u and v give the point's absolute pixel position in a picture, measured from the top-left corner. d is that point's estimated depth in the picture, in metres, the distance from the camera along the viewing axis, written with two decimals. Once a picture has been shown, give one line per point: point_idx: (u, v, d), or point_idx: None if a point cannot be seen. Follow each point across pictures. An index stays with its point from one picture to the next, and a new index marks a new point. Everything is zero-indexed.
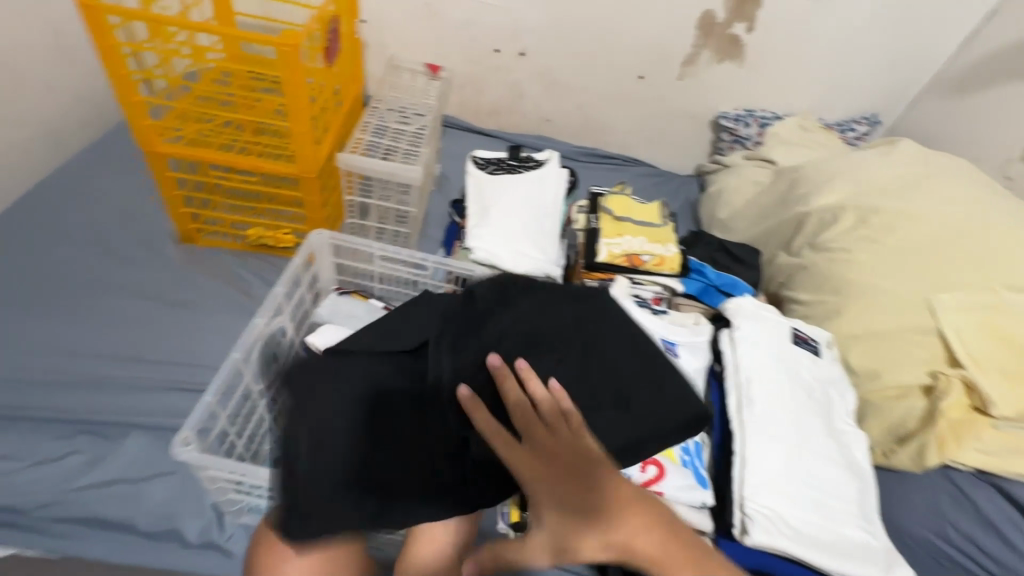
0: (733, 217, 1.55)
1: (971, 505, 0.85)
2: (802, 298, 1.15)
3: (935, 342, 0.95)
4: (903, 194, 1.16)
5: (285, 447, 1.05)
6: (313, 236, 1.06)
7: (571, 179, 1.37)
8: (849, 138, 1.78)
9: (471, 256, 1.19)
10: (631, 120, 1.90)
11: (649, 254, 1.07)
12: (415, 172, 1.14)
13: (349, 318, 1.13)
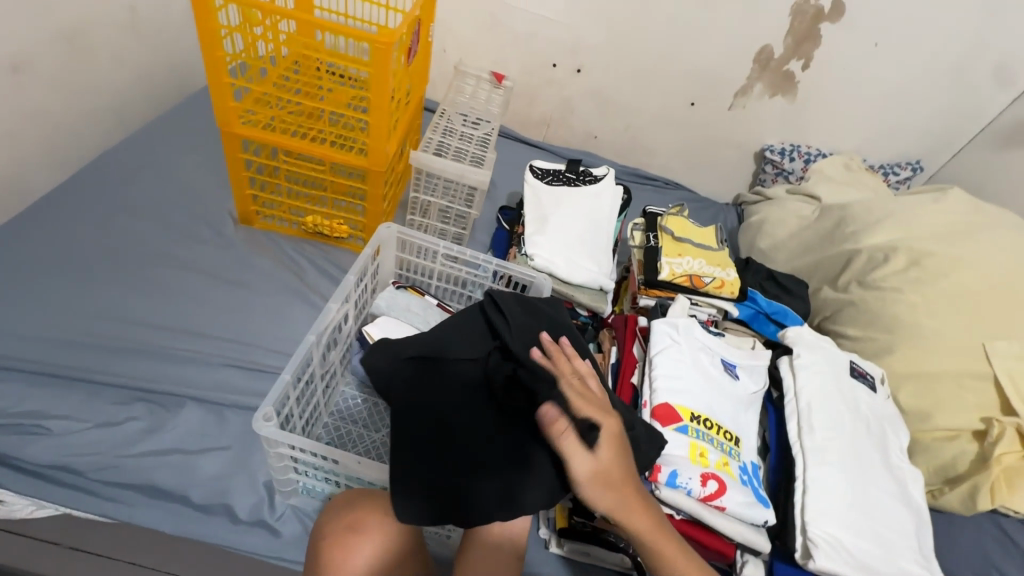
0: (775, 248, 1.57)
1: (1014, 549, 0.88)
2: (849, 333, 1.17)
3: (991, 386, 0.97)
4: (956, 240, 1.18)
5: (334, 434, 1.06)
6: (383, 229, 1.09)
7: (625, 196, 1.40)
8: (891, 181, 1.80)
9: (530, 262, 1.21)
10: (676, 144, 1.93)
11: (710, 276, 1.08)
12: (483, 176, 1.16)
13: (405, 312, 1.15)
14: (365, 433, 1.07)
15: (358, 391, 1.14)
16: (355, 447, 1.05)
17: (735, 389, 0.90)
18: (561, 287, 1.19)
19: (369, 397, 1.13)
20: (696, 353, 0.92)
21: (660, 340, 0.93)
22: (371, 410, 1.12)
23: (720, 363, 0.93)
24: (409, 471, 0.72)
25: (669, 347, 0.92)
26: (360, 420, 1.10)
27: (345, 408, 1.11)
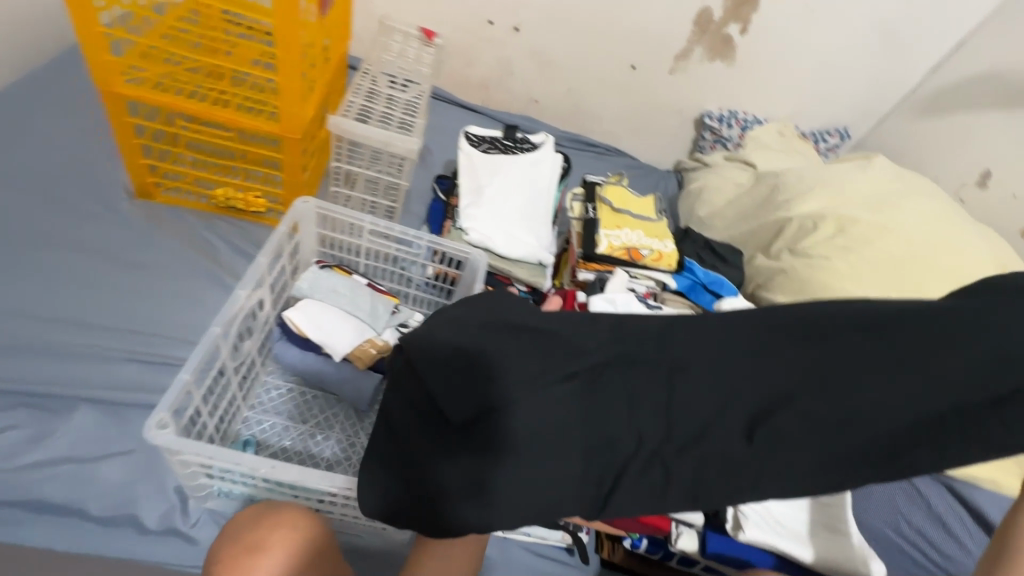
0: (713, 216, 1.58)
1: (923, 501, 0.95)
2: (780, 301, 1.19)
3: None
4: (879, 208, 1.22)
5: (255, 428, 0.99)
6: (299, 204, 0.99)
7: (565, 165, 1.35)
8: (821, 149, 1.84)
9: (464, 237, 1.15)
10: (618, 110, 1.89)
11: (647, 249, 1.06)
12: (411, 144, 1.07)
13: (331, 294, 1.08)
14: (291, 425, 1.01)
15: (282, 380, 1.06)
16: (280, 441, 0.99)
17: None
18: (497, 262, 1.14)
19: (294, 386, 1.06)
20: None
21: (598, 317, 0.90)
22: (297, 401, 1.05)
23: None
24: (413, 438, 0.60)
25: None
26: (284, 412, 1.03)
27: (268, 399, 1.03)
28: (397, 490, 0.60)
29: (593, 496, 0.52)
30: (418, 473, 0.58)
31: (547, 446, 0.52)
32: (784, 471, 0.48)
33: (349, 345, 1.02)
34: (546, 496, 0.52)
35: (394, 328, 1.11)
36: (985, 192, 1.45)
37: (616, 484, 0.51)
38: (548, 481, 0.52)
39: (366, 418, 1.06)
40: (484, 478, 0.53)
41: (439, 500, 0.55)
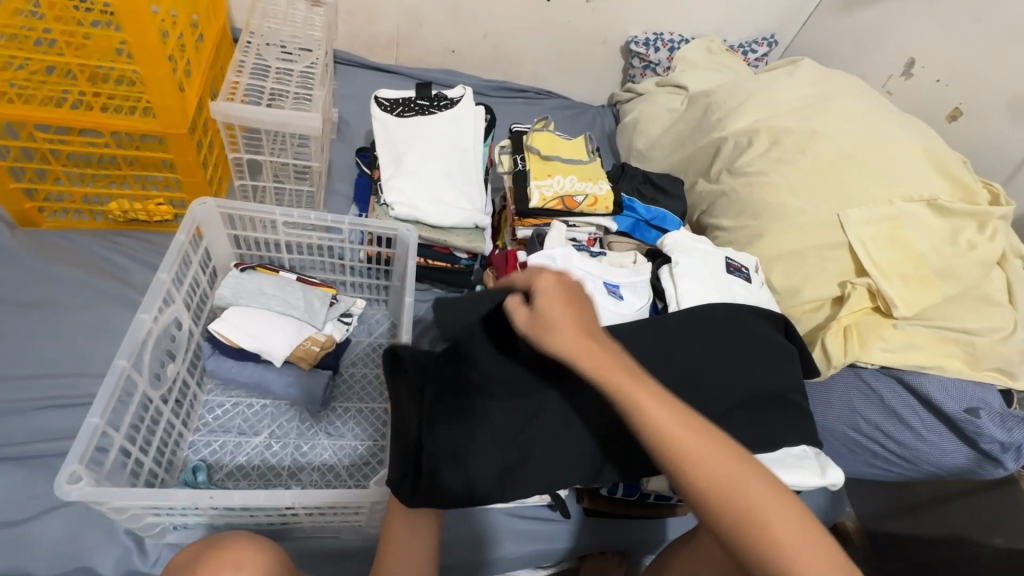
0: (650, 147, 1.55)
1: (874, 395, 0.95)
2: (724, 224, 1.17)
3: (847, 255, 1.01)
4: (811, 113, 1.19)
5: (204, 451, 0.93)
6: (196, 205, 0.92)
7: (488, 116, 1.27)
8: (751, 60, 1.79)
9: (391, 212, 1.08)
10: (542, 49, 1.80)
11: (582, 194, 1.01)
12: (310, 120, 0.97)
13: (258, 296, 1.01)
14: (243, 441, 0.96)
15: (225, 396, 1.00)
16: (234, 459, 0.94)
17: (620, 310, 0.87)
18: (432, 233, 1.09)
19: (240, 400, 1.00)
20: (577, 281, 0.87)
21: None
22: (245, 414, 0.99)
23: (602, 287, 0.88)
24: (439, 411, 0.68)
25: None
26: (234, 427, 0.97)
27: (213, 418, 0.97)
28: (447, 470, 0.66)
29: (590, 467, 0.72)
30: (454, 458, 0.67)
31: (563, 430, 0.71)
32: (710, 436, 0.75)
33: (287, 347, 0.97)
34: (553, 476, 0.70)
35: (336, 320, 1.05)
36: (909, 81, 1.42)
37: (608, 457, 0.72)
38: (558, 464, 0.71)
39: (322, 417, 1.02)
40: (518, 466, 0.69)
41: (474, 479, 0.67)
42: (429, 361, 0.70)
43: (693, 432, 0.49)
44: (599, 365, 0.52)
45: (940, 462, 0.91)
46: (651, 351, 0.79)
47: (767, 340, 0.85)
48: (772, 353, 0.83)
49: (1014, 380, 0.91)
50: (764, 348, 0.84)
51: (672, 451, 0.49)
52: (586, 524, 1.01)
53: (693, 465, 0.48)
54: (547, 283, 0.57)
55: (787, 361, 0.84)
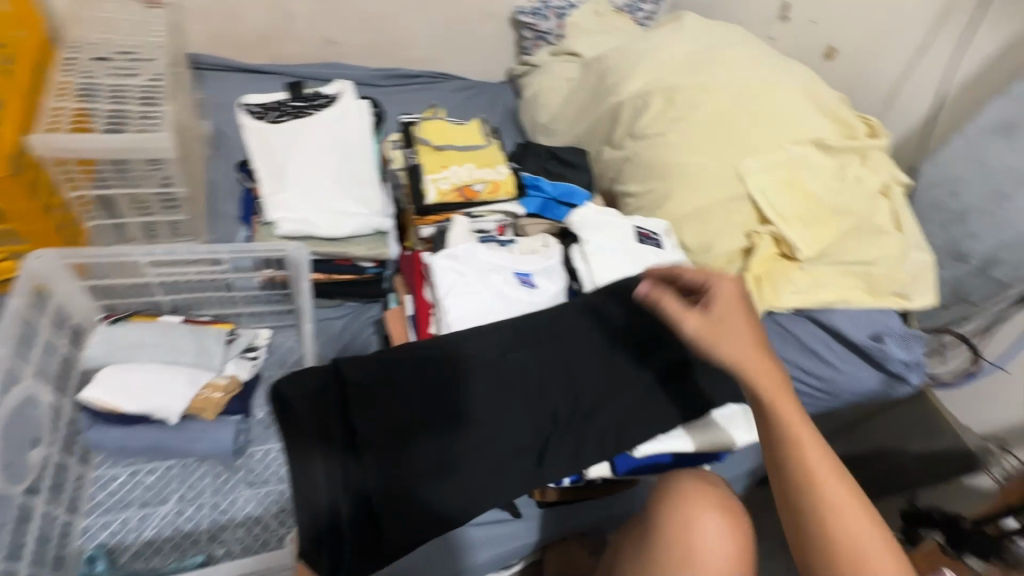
0: (553, 119, 1.51)
1: (792, 337, 0.97)
2: (632, 191, 1.16)
3: (749, 206, 1.02)
4: (699, 68, 1.19)
5: (102, 534, 0.83)
6: (31, 260, 0.78)
7: (375, 110, 1.18)
8: (639, 19, 1.76)
9: (277, 231, 0.98)
10: (427, 29, 1.70)
11: (481, 182, 0.96)
12: (160, 142, 0.85)
13: (138, 348, 0.89)
14: (148, 513, 0.85)
15: (118, 467, 0.88)
16: (139, 536, 0.83)
17: (536, 298, 0.83)
18: (327, 247, 1.00)
19: (137, 468, 0.89)
20: (487, 277, 0.82)
21: (446, 278, 0.80)
22: (146, 483, 0.88)
23: (514, 278, 0.84)
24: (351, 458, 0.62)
25: (456, 283, 0.80)
26: (135, 500, 0.86)
27: (108, 495, 0.86)
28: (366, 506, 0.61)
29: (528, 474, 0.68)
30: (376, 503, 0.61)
31: (492, 443, 0.67)
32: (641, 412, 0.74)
33: (183, 402, 0.86)
34: (489, 495, 0.66)
35: (237, 358, 0.96)
36: (787, 25, 1.44)
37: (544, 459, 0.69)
38: (493, 482, 0.66)
39: (239, 467, 0.92)
40: (451, 495, 0.64)
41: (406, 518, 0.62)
42: (322, 394, 0.63)
43: (836, 481, 0.57)
44: (776, 393, 0.58)
45: (857, 390, 0.96)
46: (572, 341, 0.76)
47: None
48: None
49: (909, 301, 0.97)
50: None
51: (802, 460, 0.57)
52: (541, 517, 0.98)
53: (830, 504, 0.56)
54: (727, 288, 0.63)
55: None
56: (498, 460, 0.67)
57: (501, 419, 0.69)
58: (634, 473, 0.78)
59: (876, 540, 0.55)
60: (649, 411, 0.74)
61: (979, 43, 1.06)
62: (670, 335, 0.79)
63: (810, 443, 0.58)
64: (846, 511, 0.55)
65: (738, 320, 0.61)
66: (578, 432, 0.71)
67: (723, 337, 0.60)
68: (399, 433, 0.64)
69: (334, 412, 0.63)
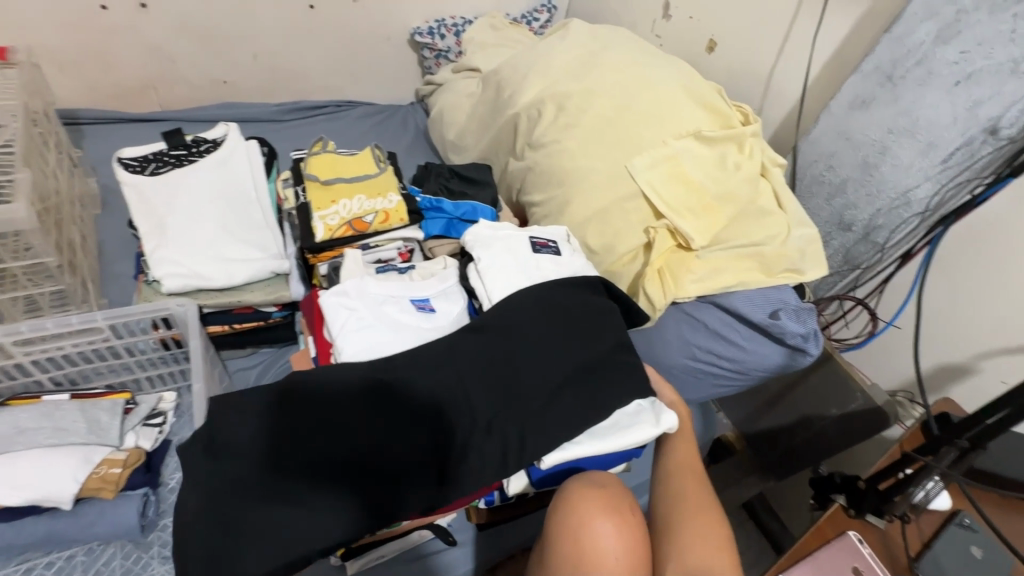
0: (461, 136, 1.52)
1: (699, 323, 1.01)
2: (537, 199, 1.17)
3: (644, 202, 1.05)
4: (585, 73, 1.23)
5: None
6: None
7: (266, 149, 1.15)
8: (536, 28, 1.80)
9: (162, 289, 0.93)
10: (324, 59, 1.68)
11: (372, 213, 0.94)
12: (12, 212, 0.80)
13: (17, 435, 0.82)
14: None
15: (9, 565, 0.82)
16: None
17: (433, 323, 0.82)
18: (221, 297, 0.96)
19: (32, 563, 0.82)
20: (380, 309, 0.81)
21: (336, 316, 0.78)
22: None
23: (410, 306, 0.83)
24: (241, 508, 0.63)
25: (347, 320, 0.78)
26: None
27: None
28: (258, 560, 0.61)
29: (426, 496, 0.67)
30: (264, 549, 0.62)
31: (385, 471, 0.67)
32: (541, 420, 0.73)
33: (73, 484, 0.80)
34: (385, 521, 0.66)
35: (137, 428, 0.90)
36: (670, 23, 1.51)
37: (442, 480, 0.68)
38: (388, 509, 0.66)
39: (150, 542, 0.87)
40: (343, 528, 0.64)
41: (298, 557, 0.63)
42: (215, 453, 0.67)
43: (699, 500, 0.70)
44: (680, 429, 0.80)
45: (765, 365, 1.01)
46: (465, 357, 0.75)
47: (578, 305, 0.83)
48: (586, 317, 0.82)
49: (802, 274, 1.01)
50: (580, 312, 0.82)
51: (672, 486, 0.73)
52: (482, 539, 0.97)
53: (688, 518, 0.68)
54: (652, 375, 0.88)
55: (606, 318, 0.84)
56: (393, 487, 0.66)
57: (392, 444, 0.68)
58: (550, 483, 0.79)
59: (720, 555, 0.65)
60: (551, 417, 0.73)
61: (833, 25, 1.13)
62: (565, 337, 0.79)
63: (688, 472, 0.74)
64: (707, 529, 0.67)
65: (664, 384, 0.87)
66: (478, 447, 0.70)
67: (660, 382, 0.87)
68: (294, 473, 0.65)
69: (229, 458, 0.66)
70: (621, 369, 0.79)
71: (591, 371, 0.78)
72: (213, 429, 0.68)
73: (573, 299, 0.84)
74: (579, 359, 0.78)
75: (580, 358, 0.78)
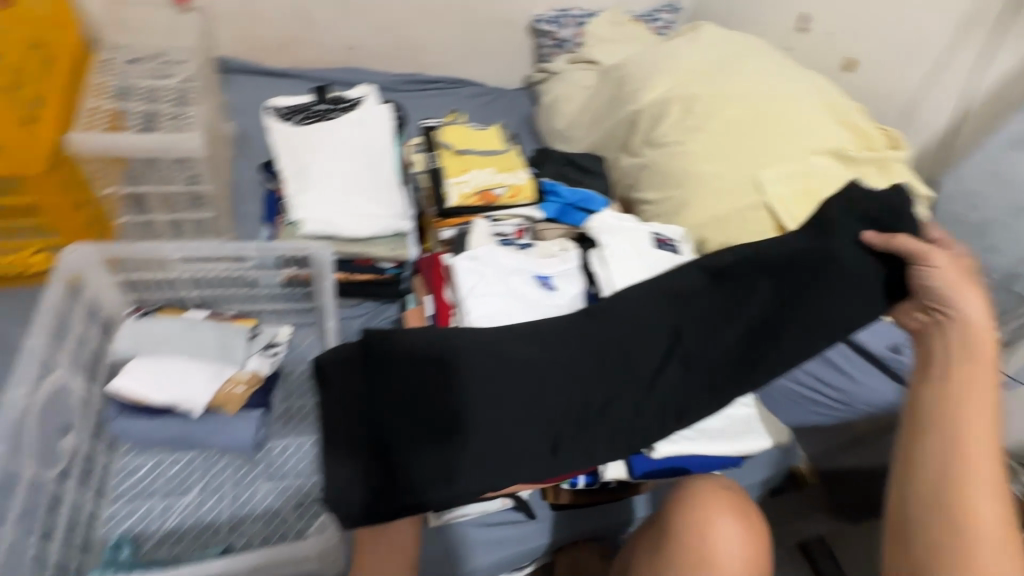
0: (571, 126, 1.53)
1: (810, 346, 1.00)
2: (651, 198, 1.16)
3: (768, 215, 1.03)
4: (717, 78, 1.20)
5: (126, 522, 0.84)
6: (66, 255, 0.80)
7: (397, 115, 1.20)
8: (657, 28, 1.78)
9: (301, 230, 1.00)
10: (446, 37, 1.73)
11: (501, 187, 0.98)
12: (192, 142, 0.88)
13: (163, 342, 0.91)
14: (170, 503, 0.87)
15: (142, 457, 0.90)
16: (163, 525, 0.85)
17: (553, 300, 0.85)
18: (349, 247, 1.02)
19: (161, 458, 0.90)
20: (507, 278, 0.84)
21: (467, 278, 0.83)
22: (169, 472, 0.90)
23: (534, 280, 0.86)
24: (368, 436, 0.62)
25: (477, 283, 0.82)
26: (158, 490, 0.88)
27: (133, 484, 0.88)
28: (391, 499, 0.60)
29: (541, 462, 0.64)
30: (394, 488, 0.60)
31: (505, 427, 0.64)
32: (655, 414, 0.66)
33: (206, 394, 0.88)
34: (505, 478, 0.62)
35: (258, 354, 0.97)
36: (805, 36, 1.45)
37: (555, 450, 0.64)
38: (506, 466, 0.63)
39: (259, 460, 0.94)
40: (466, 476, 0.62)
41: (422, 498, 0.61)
42: (342, 373, 0.64)
43: (985, 458, 0.58)
44: (970, 368, 0.61)
45: (875, 402, 0.95)
46: (578, 333, 0.68)
47: (721, 274, 0.70)
48: (728, 285, 0.69)
49: None
50: (719, 285, 0.69)
51: (954, 439, 0.59)
52: (554, 520, 0.99)
53: (966, 493, 0.57)
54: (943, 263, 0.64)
55: (754, 286, 0.69)
56: (511, 445, 0.63)
57: (508, 406, 0.64)
58: (650, 475, 0.79)
59: (988, 531, 0.56)
60: (665, 413, 0.66)
61: (1000, 57, 1.06)
62: (697, 319, 0.69)
63: (982, 428, 0.59)
64: (987, 513, 0.56)
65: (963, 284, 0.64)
66: (589, 428, 0.65)
67: (953, 281, 0.63)
68: (419, 416, 0.62)
69: (357, 382, 0.64)
70: (765, 363, 0.67)
71: (721, 363, 0.68)
72: (343, 353, 0.65)
73: (709, 269, 0.70)
74: (710, 345, 0.68)
75: (714, 342, 0.68)
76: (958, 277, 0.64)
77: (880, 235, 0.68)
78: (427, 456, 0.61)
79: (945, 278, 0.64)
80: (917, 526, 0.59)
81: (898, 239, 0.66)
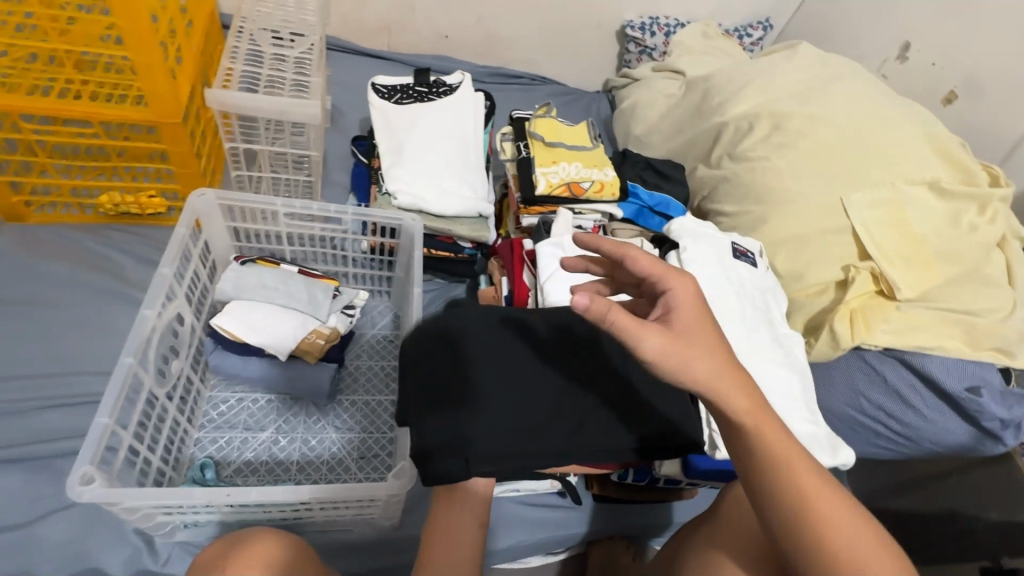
0: (649, 133, 1.54)
1: (879, 377, 0.95)
2: (727, 210, 1.16)
3: (850, 239, 1.02)
4: (811, 98, 1.19)
5: (210, 448, 0.92)
6: (193, 197, 0.88)
7: (489, 103, 1.25)
8: (746, 44, 1.76)
9: (393, 202, 1.06)
10: (535, 35, 1.78)
11: (589, 181, 1.01)
12: (311, 108, 0.95)
13: (259, 289, 0.98)
14: (249, 436, 0.94)
15: (228, 391, 0.98)
16: (241, 455, 0.92)
17: None
18: (437, 223, 1.07)
19: (244, 395, 0.98)
20: None
21: (549, 264, 0.86)
22: (250, 409, 0.97)
23: None
24: (444, 398, 0.63)
25: (558, 270, 0.85)
26: (240, 423, 0.96)
27: (218, 414, 0.96)
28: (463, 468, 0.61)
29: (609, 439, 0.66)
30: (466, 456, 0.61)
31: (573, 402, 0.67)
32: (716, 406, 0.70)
33: (292, 341, 0.95)
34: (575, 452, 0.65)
35: (339, 312, 1.04)
36: (905, 65, 1.41)
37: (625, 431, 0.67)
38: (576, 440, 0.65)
39: (329, 410, 1.01)
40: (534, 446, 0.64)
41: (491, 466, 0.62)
42: (422, 339, 0.68)
43: (809, 467, 0.55)
44: (698, 350, 0.51)
45: (943, 440, 0.93)
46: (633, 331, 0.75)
47: None
48: None
49: (1012, 358, 0.92)
50: None
51: (777, 463, 0.54)
52: (595, 511, 1.02)
53: (816, 499, 0.53)
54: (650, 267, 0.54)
55: None
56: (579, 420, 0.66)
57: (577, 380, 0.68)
58: (700, 477, 0.82)
59: (872, 535, 0.53)
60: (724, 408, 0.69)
61: None
62: None
63: (766, 420, 0.54)
64: (826, 506, 0.53)
65: (698, 325, 0.52)
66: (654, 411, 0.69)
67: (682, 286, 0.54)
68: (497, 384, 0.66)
69: (436, 347, 0.67)
70: None
71: None
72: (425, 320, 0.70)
73: None
74: None
75: None
76: (666, 344, 0.50)
77: (588, 238, 0.58)
78: (498, 424, 0.63)
79: (653, 271, 0.55)
80: (778, 531, 0.54)
81: (603, 241, 0.58)
